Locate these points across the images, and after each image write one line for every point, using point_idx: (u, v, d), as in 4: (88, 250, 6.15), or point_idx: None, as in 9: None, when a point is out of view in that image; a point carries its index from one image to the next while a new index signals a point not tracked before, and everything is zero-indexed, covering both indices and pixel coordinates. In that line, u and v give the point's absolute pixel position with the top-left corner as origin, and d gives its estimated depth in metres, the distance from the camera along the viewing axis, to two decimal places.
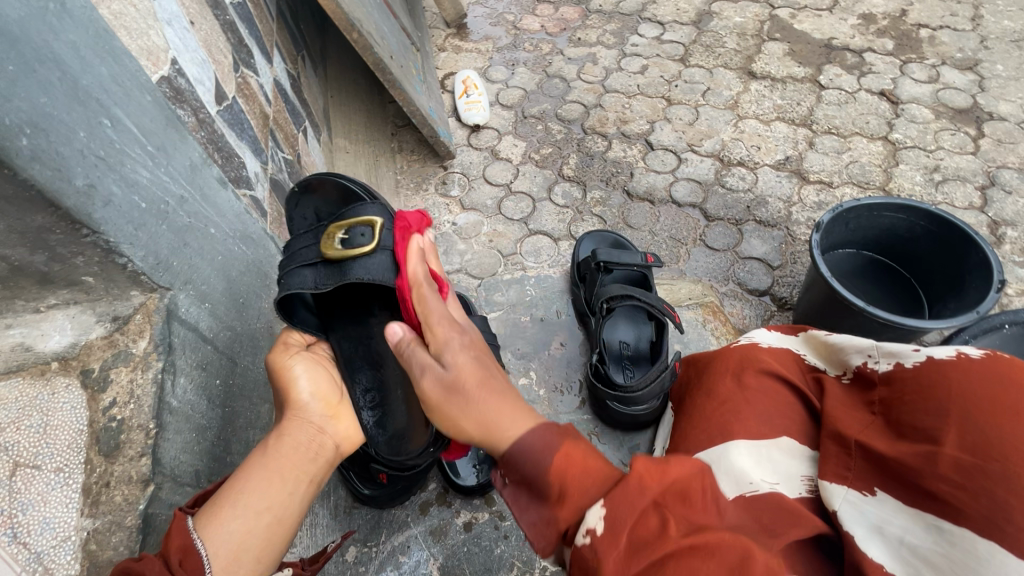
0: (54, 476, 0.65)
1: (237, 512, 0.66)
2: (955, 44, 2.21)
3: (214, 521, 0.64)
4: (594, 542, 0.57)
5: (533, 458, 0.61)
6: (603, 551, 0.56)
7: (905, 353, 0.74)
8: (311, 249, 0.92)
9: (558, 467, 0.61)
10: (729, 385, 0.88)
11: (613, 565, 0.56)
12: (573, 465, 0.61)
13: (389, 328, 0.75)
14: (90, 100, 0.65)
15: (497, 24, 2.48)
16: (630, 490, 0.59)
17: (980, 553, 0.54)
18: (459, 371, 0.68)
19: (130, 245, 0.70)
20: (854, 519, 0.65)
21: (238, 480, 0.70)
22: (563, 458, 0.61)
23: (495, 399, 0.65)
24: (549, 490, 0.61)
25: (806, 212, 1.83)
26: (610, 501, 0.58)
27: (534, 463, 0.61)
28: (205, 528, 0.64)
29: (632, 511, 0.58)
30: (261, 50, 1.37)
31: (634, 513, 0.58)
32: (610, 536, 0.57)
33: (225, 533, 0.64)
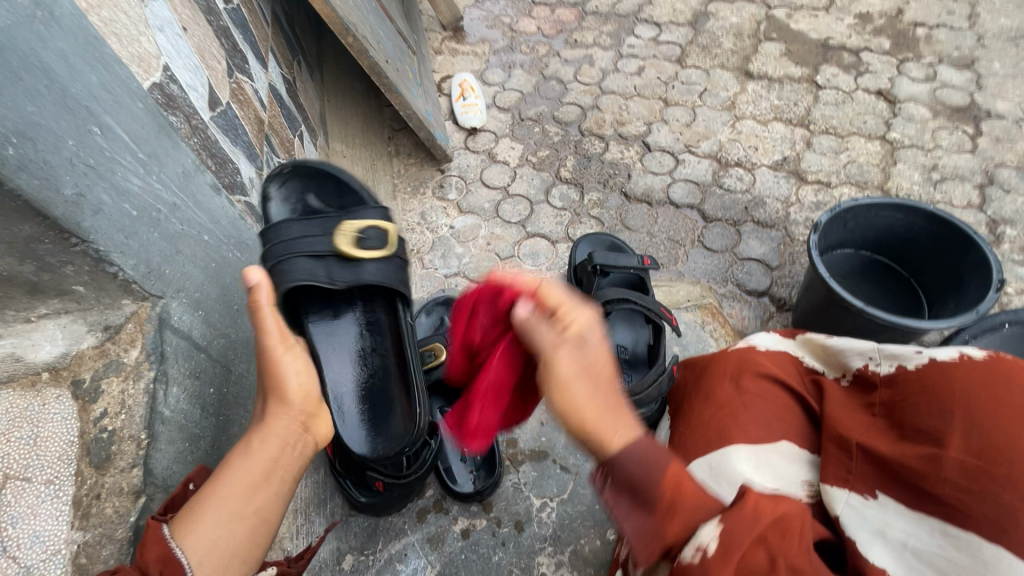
0: (44, 488, 0.64)
1: (217, 518, 0.64)
2: (952, 42, 2.21)
3: (194, 527, 0.63)
4: (704, 559, 0.60)
5: (645, 468, 0.66)
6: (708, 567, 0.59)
7: (909, 356, 0.73)
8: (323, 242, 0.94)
9: (669, 480, 0.65)
10: (727, 389, 0.86)
11: None
12: (684, 481, 0.66)
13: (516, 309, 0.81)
14: (80, 108, 0.64)
15: (494, 26, 2.47)
16: (746, 516, 0.62)
17: (988, 558, 0.54)
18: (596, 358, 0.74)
19: (121, 254, 0.70)
20: (856, 524, 0.64)
21: (218, 490, 0.66)
22: (672, 471, 0.66)
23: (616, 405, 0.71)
24: (660, 502, 0.65)
25: (804, 213, 1.83)
26: (722, 528, 0.61)
27: (642, 471, 0.65)
28: (181, 531, 0.63)
29: (742, 540, 0.60)
30: (256, 55, 1.37)
31: (749, 540, 0.60)
32: (721, 557, 0.59)
33: (205, 536, 0.63)
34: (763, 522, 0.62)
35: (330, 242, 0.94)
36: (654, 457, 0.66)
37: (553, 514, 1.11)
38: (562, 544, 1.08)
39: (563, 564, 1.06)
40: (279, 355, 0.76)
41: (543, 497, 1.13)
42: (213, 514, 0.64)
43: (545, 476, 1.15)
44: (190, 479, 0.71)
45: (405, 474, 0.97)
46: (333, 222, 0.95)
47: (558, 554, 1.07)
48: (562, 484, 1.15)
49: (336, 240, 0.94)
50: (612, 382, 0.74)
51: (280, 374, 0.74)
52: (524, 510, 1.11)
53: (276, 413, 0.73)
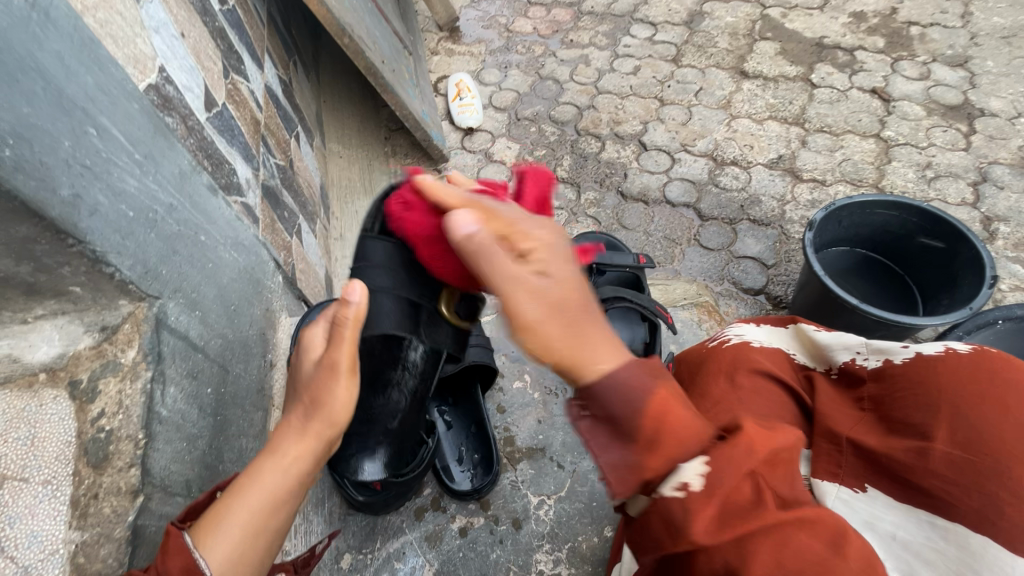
0: (42, 489, 0.63)
1: (238, 531, 0.61)
2: (945, 41, 2.22)
3: (218, 539, 0.60)
4: (687, 498, 0.49)
5: (628, 395, 0.52)
6: (694, 503, 0.48)
7: (895, 351, 0.77)
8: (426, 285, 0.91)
9: (652, 412, 0.52)
10: (721, 385, 0.87)
11: (701, 527, 0.48)
12: (671, 411, 0.52)
13: (453, 218, 0.59)
14: (75, 109, 0.64)
15: (490, 26, 2.48)
16: (738, 449, 0.50)
17: (973, 547, 0.53)
18: (565, 294, 0.54)
19: (118, 255, 0.70)
20: (846, 516, 0.63)
21: (247, 505, 0.63)
22: (657, 403, 0.52)
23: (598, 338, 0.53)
24: (643, 431, 0.51)
25: (800, 211, 1.83)
26: (713, 459, 0.50)
27: (624, 401, 0.52)
28: (204, 539, 0.60)
29: (736, 472, 0.49)
30: (252, 56, 1.37)
31: (739, 474, 0.49)
32: (707, 495, 0.48)
33: (223, 539, 0.60)
34: (758, 456, 0.51)
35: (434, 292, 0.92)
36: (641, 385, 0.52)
37: (550, 512, 1.12)
38: (560, 542, 1.08)
39: (560, 561, 1.06)
40: (342, 379, 0.70)
41: (541, 495, 1.13)
42: (237, 526, 0.61)
43: (542, 474, 1.16)
44: (217, 486, 0.70)
45: (406, 472, 1.00)
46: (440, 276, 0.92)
47: (555, 551, 1.07)
48: (559, 482, 1.15)
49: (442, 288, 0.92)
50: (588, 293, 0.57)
51: (332, 400, 0.69)
52: (522, 508, 1.12)
53: (320, 437, 0.69)
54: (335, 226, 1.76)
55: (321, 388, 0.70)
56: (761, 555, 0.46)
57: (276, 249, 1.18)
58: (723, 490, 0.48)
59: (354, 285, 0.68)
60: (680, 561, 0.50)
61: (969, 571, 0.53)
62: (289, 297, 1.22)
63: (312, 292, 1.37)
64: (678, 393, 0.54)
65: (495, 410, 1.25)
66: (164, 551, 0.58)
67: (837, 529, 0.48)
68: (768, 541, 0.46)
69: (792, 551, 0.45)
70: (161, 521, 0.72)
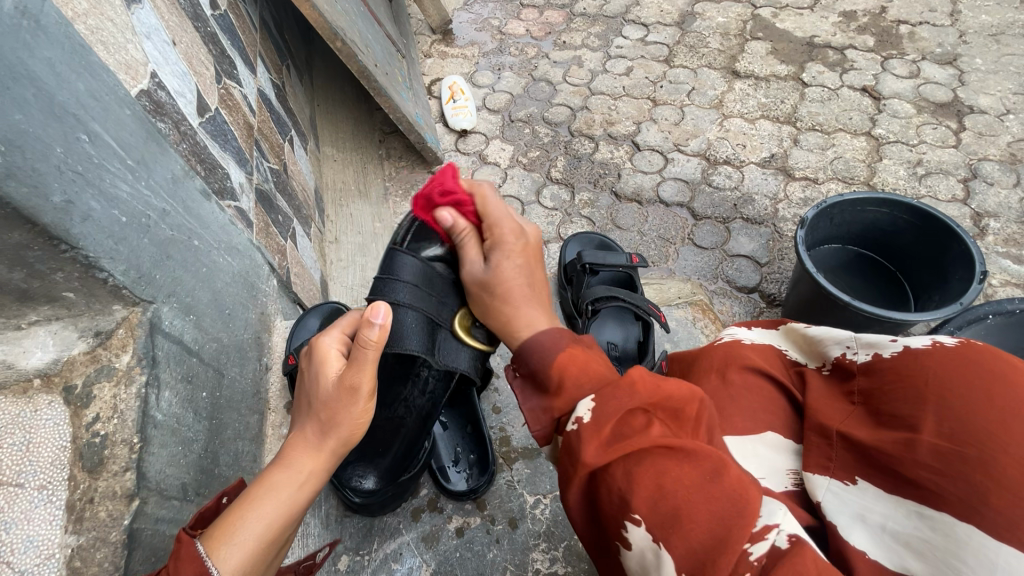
0: (37, 494, 0.64)
1: (252, 540, 0.63)
2: (934, 39, 2.24)
3: (233, 549, 0.62)
4: (579, 428, 0.58)
5: (541, 354, 0.69)
6: (584, 438, 0.57)
7: (884, 343, 0.77)
8: (444, 309, 0.91)
9: (560, 362, 0.66)
10: (713, 381, 0.92)
11: (592, 451, 0.56)
12: (574, 362, 0.66)
13: (440, 213, 0.85)
14: (66, 115, 0.65)
15: (483, 29, 2.49)
16: (624, 388, 0.59)
17: (959, 535, 0.55)
18: (496, 272, 0.79)
19: (111, 260, 0.71)
20: (837, 509, 0.68)
21: (261, 518, 0.64)
22: (566, 355, 0.67)
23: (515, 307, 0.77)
24: (549, 380, 0.66)
25: (793, 209, 1.85)
26: (599, 396, 0.60)
27: (540, 357, 0.68)
28: (217, 550, 0.61)
29: (619, 408, 0.58)
30: (244, 61, 1.37)
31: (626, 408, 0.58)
32: (595, 423, 0.58)
33: (235, 545, 0.62)
34: (642, 396, 0.58)
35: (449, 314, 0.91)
36: (547, 342, 0.70)
37: (547, 511, 1.12)
38: (556, 541, 1.09)
39: (557, 560, 1.07)
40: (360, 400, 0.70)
41: (537, 494, 1.14)
42: (251, 535, 0.63)
43: (538, 473, 1.16)
44: (224, 493, 0.71)
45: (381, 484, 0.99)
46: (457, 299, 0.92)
47: (552, 550, 1.07)
48: (555, 480, 1.16)
49: (457, 311, 0.92)
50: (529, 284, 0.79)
51: (345, 419, 0.70)
52: (518, 507, 1.12)
53: (330, 451, 0.71)
54: (329, 230, 1.76)
55: (337, 404, 0.70)
56: (644, 480, 0.52)
57: (270, 253, 1.19)
58: (608, 423, 0.57)
59: (380, 309, 0.66)
60: (589, 491, 0.57)
61: (955, 559, 0.54)
62: (284, 300, 1.22)
63: (307, 296, 1.37)
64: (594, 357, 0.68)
65: (491, 410, 1.26)
66: (179, 565, 0.59)
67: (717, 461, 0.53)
68: (645, 465, 0.52)
69: (666, 472, 0.51)
70: (157, 524, 0.72)
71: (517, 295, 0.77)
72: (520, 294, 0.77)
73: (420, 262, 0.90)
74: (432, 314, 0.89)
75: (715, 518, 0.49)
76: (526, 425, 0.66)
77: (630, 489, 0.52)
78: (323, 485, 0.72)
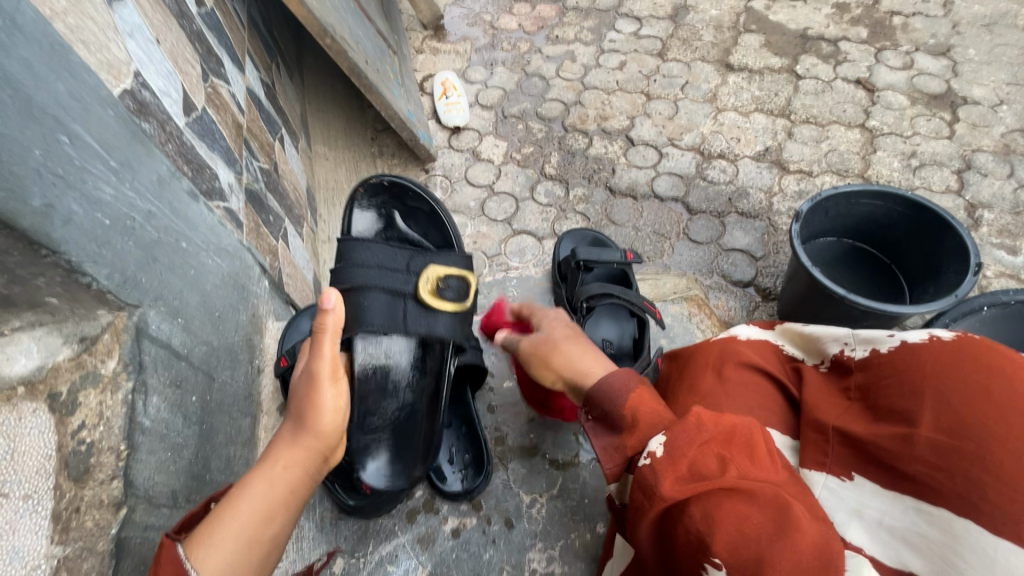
0: (22, 504, 0.61)
1: (235, 539, 0.64)
2: (928, 30, 2.24)
3: (209, 549, 0.62)
4: (653, 462, 0.63)
5: (612, 393, 0.74)
6: (660, 473, 0.62)
7: (881, 339, 0.77)
8: (402, 277, 1.04)
9: (631, 403, 0.72)
10: (709, 379, 0.91)
11: (669, 484, 0.61)
12: (643, 402, 0.71)
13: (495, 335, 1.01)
14: (46, 117, 0.63)
15: (474, 24, 2.47)
16: (691, 424, 0.64)
17: (957, 531, 0.56)
18: (551, 332, 0.92)
19: (94, 264, 0.69)
20: (834, 505, 0.68)
21: (244, 514, 0.65)
22: (635, 397, 0.72)
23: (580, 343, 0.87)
24: (623, 418, 0.71)
25: (787, 203, 1.84)
26: (672, 431, 0.65)
27: (609, 397, 0.74)
28: (196, 550, 0.61)
29: (692, 444, 0.63)
30: (231, 59, 1.35)
31: (696, 445, 0.63)
32: (671, 459, 0.62)
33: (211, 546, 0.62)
34: (709, 430, 0.64)
35: (413, 280, 1.04)
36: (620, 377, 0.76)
37: (543, 510, 1.12)
38: (553, 540, 1.08)
39: (554, 559, 1.06)
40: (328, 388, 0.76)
41: (533, 493, 1.14)
42: (235, 532, 0.64)
43: (534, 472, 1.16)
44: (211, 497, 0.70)
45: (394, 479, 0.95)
46: (417, 263, 1.07)
47: (549, 549, 1.07)
48: (551, 480, 1.16)
49: (418, 279, 1.05)
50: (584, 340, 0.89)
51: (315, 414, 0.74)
52: (514, 507, 1.12)
53: (310, 447, 0.73)
54: (322, 229, 1.75)
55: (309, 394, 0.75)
56: (726, 524, 0.57)
57: (261, 254, 1.17)
58: (683, 460, 0.62)
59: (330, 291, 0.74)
60: (659, 524, 0.63)
61: (955, 556, 0.56)
62: (276, 302, 1.21)
63: (300, 296, 1.36)
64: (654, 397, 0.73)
65: (485, 410, 1.25)
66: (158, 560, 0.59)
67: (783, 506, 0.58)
68: (724, 509, 0.57)
69: (746, 518, 0.57)
70: (145, 532, 0.71)
71: (584, 337, 0.90)
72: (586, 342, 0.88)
73: (373, 243, 1.05)
74: (389, 283, 1.03)
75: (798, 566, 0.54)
76: (598, 462, 0.71)
77: (710, 530, 0.57)
78: (309, 488, 0.74)
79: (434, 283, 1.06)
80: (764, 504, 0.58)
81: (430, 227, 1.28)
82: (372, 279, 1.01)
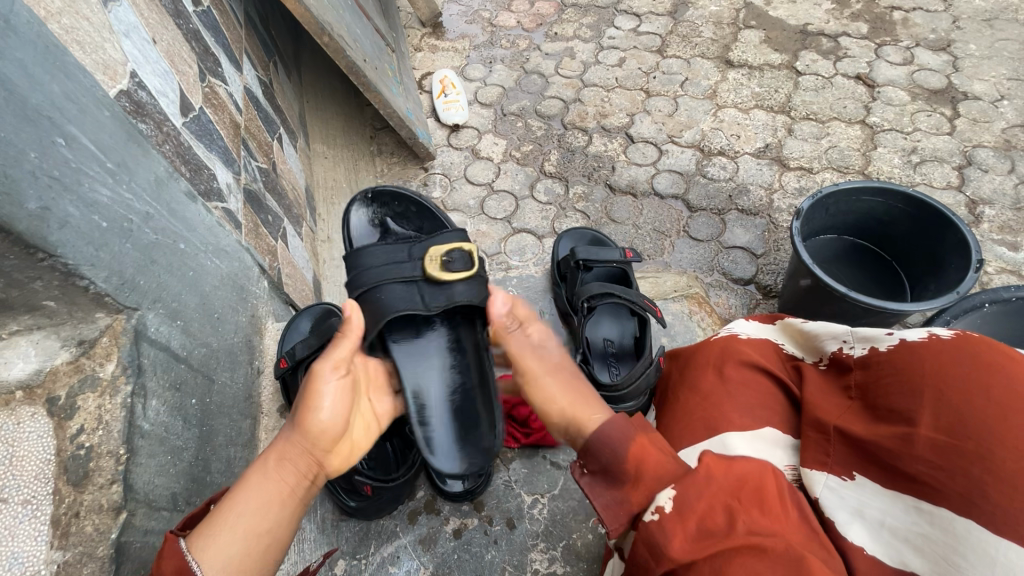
0: (22, 508, 0.61)
1: (229, 539, 0.64)
2: (928, 25, 2.23)
3: (208, 547, 0.62)
4: (661, 519, 0.62)
5: (611, 448, 0.72)
6: (667, 530, 0.61)
7: (880, 337, 0.78)
8: (412, 265, 1.00)
9: (634, 455, 0.70)
10: (711, 378, 0.91)
11: (678, 546, 0.59)
12: (648, 455, 0.69)
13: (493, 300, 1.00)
14: (41, 118, 0.63)
15: (473, 21, 2.45)
16: (699, 479, 0.64)
17: (958, 531, 0.56)
18: (554, 360, 0.94)
19: (92, 267, 0.69)
20: (836, 505, 0.67)
21: (239, 513, 0.66)
22: (639, 447, 0.70)
23: (576, 388, 0.86)
24: (626, 473, 0.69)
25: (787, 199, 1.84)
26: (680, 486, 0.64)
27: (613, 450, 0.71)
28: (196, 546, 0.62)
29: (699, 499, 0.62)
30: (229, 58, 1.34)
31: (703, 501, 0.62)
32: (677, 515, 0.62)
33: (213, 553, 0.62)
34: (714, 486, 0.64)
35: (419, 264, 0.99)
36: (617, 427, 0.73)
37: (544, 510, 1.12)
38: (555, 540, 1.08)
39: (555, 559, 1.06)
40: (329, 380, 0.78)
41: (534, 493, 1.13)
42: (228, 532, 0.64)
43: (535, 472, 1.16)
44: (213, 497, 0.70)
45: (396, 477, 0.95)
46: (417, 246, 1.01)
47: (551, 549, 1.07)
48: (553, 480, 1.15)
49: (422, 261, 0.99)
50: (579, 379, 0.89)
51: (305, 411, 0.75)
52: (515, 507, 1.12)
53: (305, 445, 0.73)
54: (321, 229, 1.74)
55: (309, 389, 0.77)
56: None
57: (261, 255, 1.17)
58: (691, 516, 0.61)
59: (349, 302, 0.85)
60: None
61: (957, 556, 0.55)
62: (275, 302, 1.20)
63: (300, 296, 1.36)
64: (661, 445, 0.71)
65: None
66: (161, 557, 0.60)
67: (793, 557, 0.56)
68: (733, 565, 0.55)
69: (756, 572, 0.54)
70: (145, 537, 0.71)
71: (578, 383, 0.88)
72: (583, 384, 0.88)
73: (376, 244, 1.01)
74: (401, 273, 0.99)
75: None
76: (602, 522, 0.69)
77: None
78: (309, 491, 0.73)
79: (435, 260, 0.99)
80: (775, 559, 0.55)
81: (423, 221, 1.26)
82: (386, 276, 0.98)
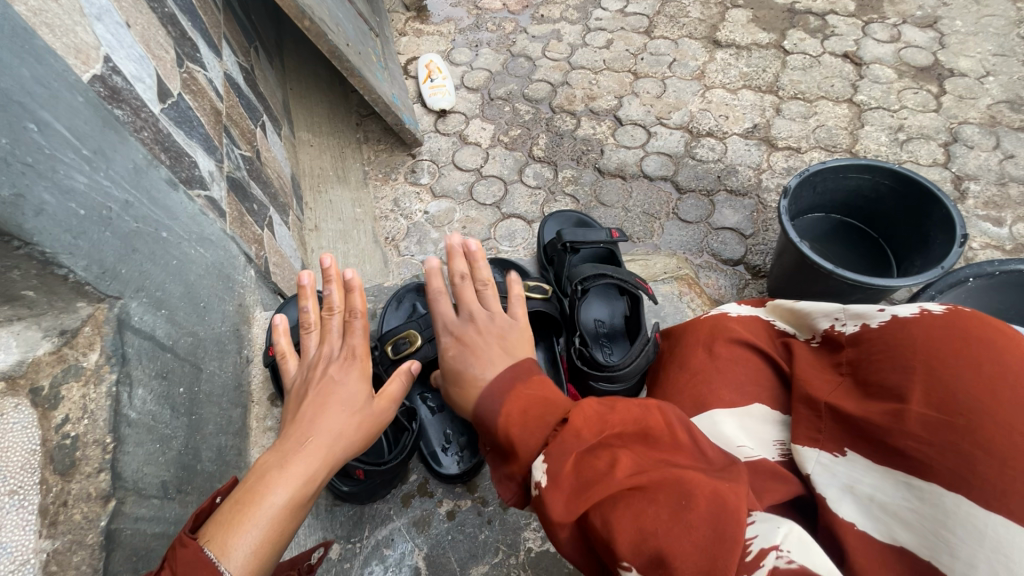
0: (8, 499, 0.60)
1: (259, 536, 0.62)
2: (914, 2, 2.23)
3: (236, 550, 0.60)
4: (541, 493, 0.62)
5: (485, 421, 0.74)
6: (550, 502, 0.61)
7: (872, 314, 0.79)
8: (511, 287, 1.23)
9: (501, 424, 0.70)
10: (701, 356, 0.93)
11: (557, 508, 0.60)
12: (512, 418, 0.70)
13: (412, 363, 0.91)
14: (12, 104, 0.61)
15: (458, 4, 2.41)
16: (568, 437, 0.64)
17: (947, 505, 0.57)
18: (450, 334, 0.88)
19: (70, 255, 0.68)
20: (826, 482, 0.70)
21: (264, 521, 0.63)
22: (505, 416, 0.71)
23: (493, 344, 0.84)
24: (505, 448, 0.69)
25: (776, 179, 1.84)
26: (550, 453, 0.64)
27: (485, 423, 0.74)
28: (224, 548, 0.60)
29: (570, 459, 0.62)
30: (207, 43, 1.31)
31: (577, 457, 0.62)
32: (553, 482, 0.61)
33: (240, 544, 0.61)
34: (588, 440, 0.63)
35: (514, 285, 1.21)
36: (505, 380, 0.76)
37: None
38: None
39: (549, 538, 1.07)
40: (371, 402, 0.82)
41: None
42: (257, 531, 0.62)
43: None
44: (217, 492, 0.69)
45: (386, 460, 0.95)
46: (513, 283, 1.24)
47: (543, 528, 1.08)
48: None
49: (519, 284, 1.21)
50: (479, 344, 0.84)
51: (332, 420, 0.76)
52: None
53: (326, 442, 0.73)
54: (309, 218, 1.73)
55: (359, 410, 0.79)
56: (622, 526, 0.55)
57: (247, 243, 1.15)
58: (566, 478, 0.61)
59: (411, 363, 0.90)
60: (579, 536, 0.62)
61: (945, 530, 0.56)
62: (263, 291, 1.19)
63: (287, 284, 1.35)
64: (522, 414, 0.69)
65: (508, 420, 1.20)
66: (175, 566, 0.57)
67: (674, 487, 0.57)
68: (620, 508, 0.57)
69: (643, 514, 0.55)
70: (136, 523, 0.71)
71: (503, 342, 0.84)
72: (479, 346, 0.84)
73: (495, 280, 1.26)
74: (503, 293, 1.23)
75: (699, 549, 0.52)
76: (500, 495, 0.71)
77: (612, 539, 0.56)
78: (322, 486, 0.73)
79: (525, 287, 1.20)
80: (657, 493, 0.57)
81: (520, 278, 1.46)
82: None
